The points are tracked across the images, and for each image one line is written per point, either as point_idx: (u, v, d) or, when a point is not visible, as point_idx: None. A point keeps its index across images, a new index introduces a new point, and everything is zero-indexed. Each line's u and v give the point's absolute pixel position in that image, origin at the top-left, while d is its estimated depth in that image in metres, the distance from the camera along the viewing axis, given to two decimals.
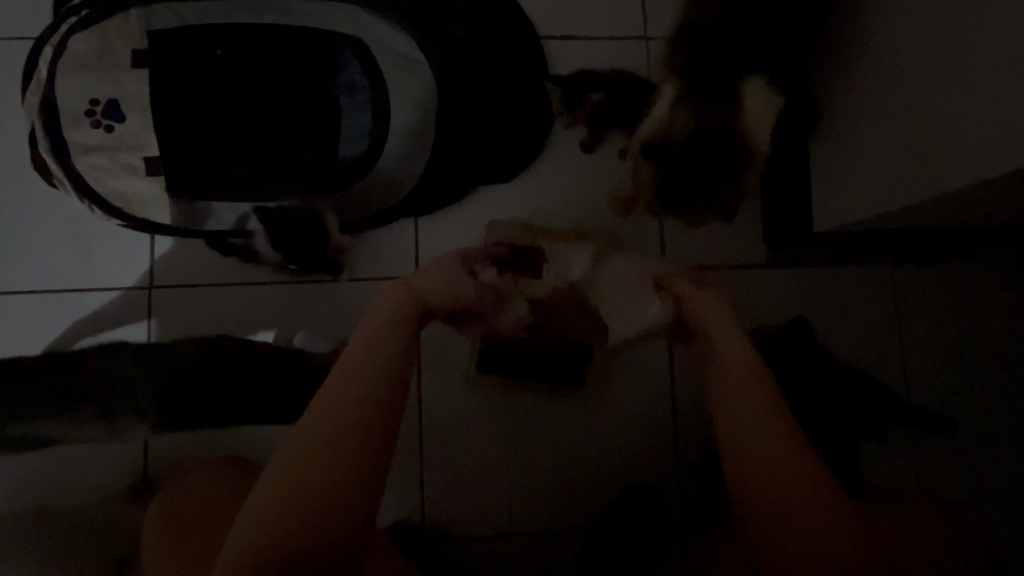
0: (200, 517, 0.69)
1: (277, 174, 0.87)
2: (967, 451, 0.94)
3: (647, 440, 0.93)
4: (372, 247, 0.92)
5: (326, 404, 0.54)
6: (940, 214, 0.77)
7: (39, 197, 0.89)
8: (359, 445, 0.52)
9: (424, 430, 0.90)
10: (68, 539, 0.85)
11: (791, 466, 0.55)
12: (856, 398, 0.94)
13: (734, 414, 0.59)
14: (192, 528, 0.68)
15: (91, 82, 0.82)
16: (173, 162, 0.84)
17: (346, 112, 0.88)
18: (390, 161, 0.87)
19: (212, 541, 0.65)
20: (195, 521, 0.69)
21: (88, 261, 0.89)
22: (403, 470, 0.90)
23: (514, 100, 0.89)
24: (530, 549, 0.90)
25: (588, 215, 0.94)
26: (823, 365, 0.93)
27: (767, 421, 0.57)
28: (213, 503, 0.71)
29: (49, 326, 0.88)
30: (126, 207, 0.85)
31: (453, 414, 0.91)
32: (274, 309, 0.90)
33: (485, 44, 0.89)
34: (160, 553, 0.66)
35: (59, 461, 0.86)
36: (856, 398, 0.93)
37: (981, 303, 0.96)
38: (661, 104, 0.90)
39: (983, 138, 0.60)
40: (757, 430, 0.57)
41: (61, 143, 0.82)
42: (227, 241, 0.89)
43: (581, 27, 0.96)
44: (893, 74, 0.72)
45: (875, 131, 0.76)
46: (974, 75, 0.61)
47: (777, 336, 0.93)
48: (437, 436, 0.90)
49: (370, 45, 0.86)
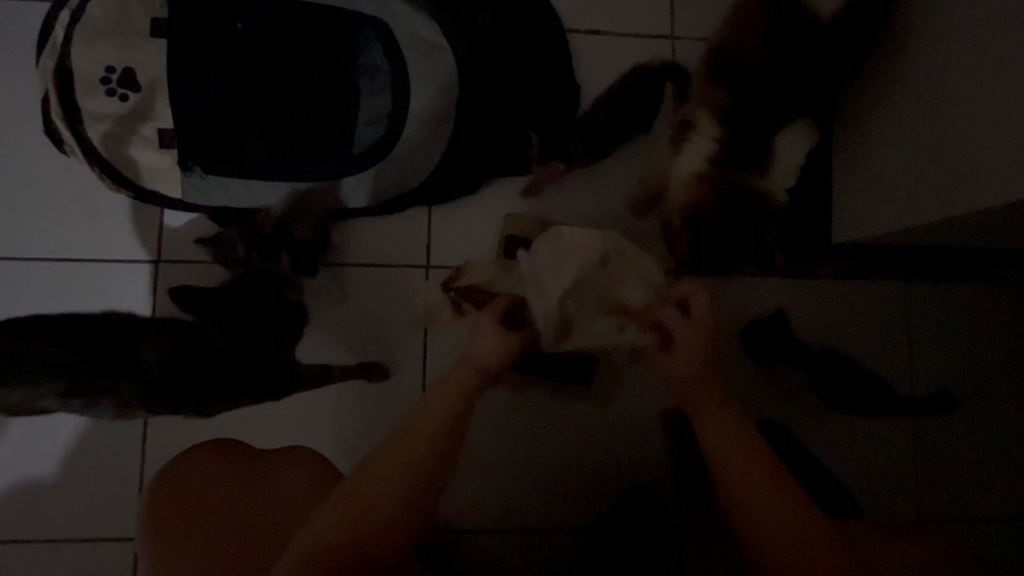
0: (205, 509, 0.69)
1: (291, 154, 0.84)
2: (969, 471, 0.94)
3: (652, 445, 0.92)
4: (382, 234, 0.90)
5: (384, 455, 0.60)
6: (961, 234, 0.76)
7: (47, 162, 0.87)
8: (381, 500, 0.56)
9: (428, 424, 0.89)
10: (61, 511, 0.84)
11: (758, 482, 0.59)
12: (852, 392, 0.93)
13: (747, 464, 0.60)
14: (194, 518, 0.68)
15: (107, 50, 0.80)
16: (187, 133, 0.83)
17: (365, 94, 0.86)
18: (409, 146, 0.85)
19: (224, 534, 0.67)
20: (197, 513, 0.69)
21: (97, 230, 0.87)
22: None
23: (536, 93, 0.88)
24: (527, 547, 0.89)
25: (606, 213, 0.92)
26: (810, 362, 0.93)
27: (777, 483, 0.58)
28: (222, 496, 0.70)
29: (52, 294, 0.86)
30: (137, 177, 0.83)
31: None
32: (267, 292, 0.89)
33: (511, 34, 0.88)
34: (166, 529, 0.68)
35: (53, 434, 0.84)
36: (848, 395, 0.93)
37: (993, 326, 0.95)
38: (696, 154, 0.90)
39: (1008, 167, 0.59)
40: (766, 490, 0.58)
41: (74, 109, 0.80)
42: (227, 216, 0.87)
43: (608, 24, 0.94)
44: (928, 89, 0.71)
45: (902, 146, 0.75)
46: (1007, 97, 0.60)
47: (761, 329, 0.93)
48: None
49: (393, 29, 0.86)
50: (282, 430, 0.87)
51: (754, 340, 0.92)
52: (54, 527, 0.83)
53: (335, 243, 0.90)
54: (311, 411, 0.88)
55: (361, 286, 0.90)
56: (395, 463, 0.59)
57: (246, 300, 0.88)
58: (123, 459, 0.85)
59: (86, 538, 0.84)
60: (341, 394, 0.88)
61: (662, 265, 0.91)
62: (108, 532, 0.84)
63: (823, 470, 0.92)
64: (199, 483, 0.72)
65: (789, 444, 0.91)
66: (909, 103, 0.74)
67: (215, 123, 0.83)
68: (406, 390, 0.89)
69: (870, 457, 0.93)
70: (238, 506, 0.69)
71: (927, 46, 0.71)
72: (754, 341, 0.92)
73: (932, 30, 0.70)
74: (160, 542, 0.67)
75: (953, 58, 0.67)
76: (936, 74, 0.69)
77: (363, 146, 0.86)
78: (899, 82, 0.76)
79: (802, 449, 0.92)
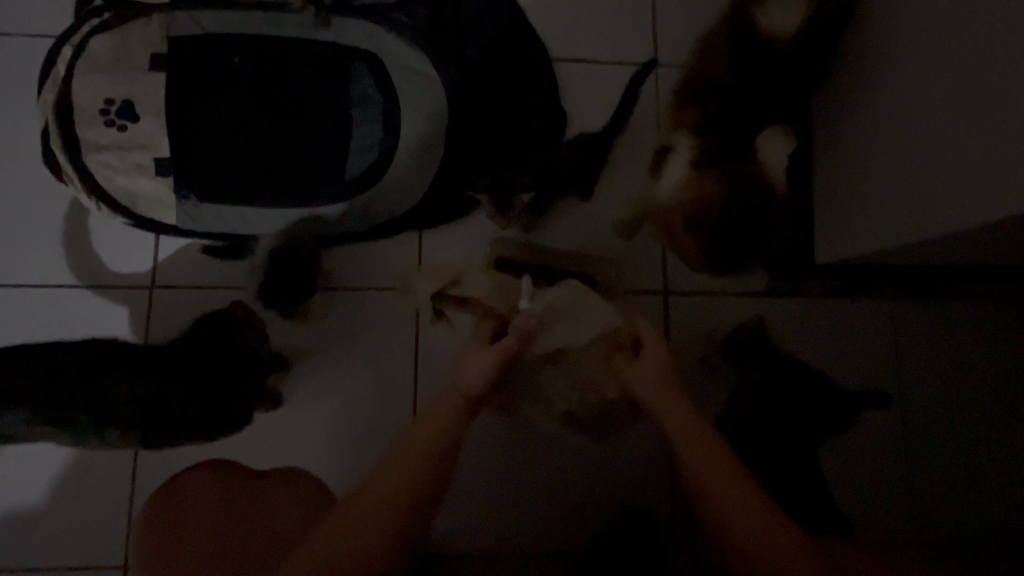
0: (199, 529, 0.71)
1: (285, 182, 0.87)
2: (965, 490, 0.93)
3: (644, 465, 0.91)
4: (373, 257, 0.92)
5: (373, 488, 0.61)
6: (942, 252, 0.78)
7: (45, 191, 0.89)
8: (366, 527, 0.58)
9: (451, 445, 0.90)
10: (49, 540, 0.83)
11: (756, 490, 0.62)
12: (823, 401, 0.93)
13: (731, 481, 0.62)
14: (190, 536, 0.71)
15: (107, 83, 0.83)
16: (184, 162, 0.85)
17: (357, 123, 0.89)
18: (399, 173, 0.88)
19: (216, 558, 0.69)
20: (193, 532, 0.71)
21: (92, 257, 0.88)
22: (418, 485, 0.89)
23: (524, 120, 0.91)
24: (520, 570, 0.88)
25: (593, 235, 0.94)
26: (785, 369, 0.93)
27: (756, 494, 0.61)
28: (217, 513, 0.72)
29: (46, 320, 0.87)
30: (133, 205, 0.85)
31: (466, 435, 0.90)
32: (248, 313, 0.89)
33: (498, 64, 0.91)
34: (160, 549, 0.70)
35: (44, 461, 0.84)
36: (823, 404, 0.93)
37: (981, 343, 0.96)
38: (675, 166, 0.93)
39: (982, 190, 0.62)
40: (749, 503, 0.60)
41: (73, 140, 0.82)
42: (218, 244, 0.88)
43: (593, 52, 0.97)
44: (903, 112, 0.73)
45: (880, 167, 0.77)
46: (977, 120, 0.62)
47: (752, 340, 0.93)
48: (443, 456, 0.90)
49: (385, 60, 0.89)
50: (273, 454, 0.87)
51: (751, 345, 0.92)
52: (42, 556, 0.83)
53: (327, 269, 0.91)
54: (304, 433, 0.88)
55: (354, 310, 0.91)
56: (381, 497, 0.60)
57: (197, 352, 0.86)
58: (113, 486, 0.85)
59: (74, 567, 0.83)
60: (335, 416, 0.89)
61: (650, 288, 0.93)
62: (95, 561, 0.83)
63: (824, 493, 0.91)
64: (199, 505, 0.73)
65: (794, 454, 0.91)
66: (885, 125, 0.76)
67: (211, 151, 0.86)
68: (398, 413, 0.89)
69: (865, 476, 0.92)
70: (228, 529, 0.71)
71: (899, 70, 0.73)
72: (745, 350, 0.92)
73: (903, 55, 0.73)
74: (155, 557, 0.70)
75: (925, 82, 0.69)
76: (910, 98, 0.72)
77: (353, 172, 0.88)
78: (875, 105, 0.78)
79: (811, 463, 0.91)
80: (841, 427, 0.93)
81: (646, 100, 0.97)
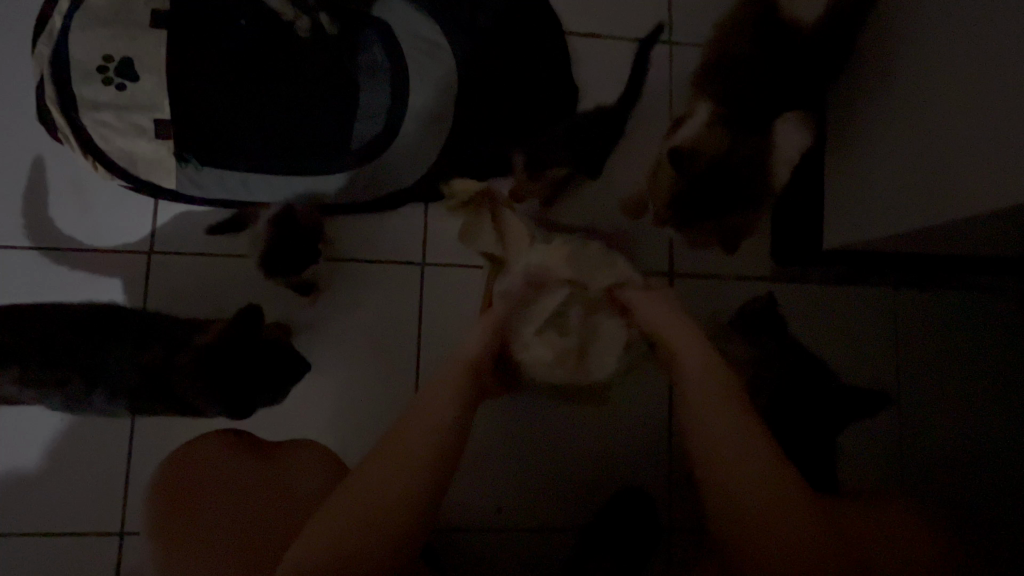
0: (200, 493, 0.69)
1: (289, 148, 0.85)
2: (955, 478, 0.95)
3: (643, 444, 0.92)
4: (380, 228, 0.90)
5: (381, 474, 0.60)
6: (949, 240, 0.78)
7: (41, 149, 0.86)
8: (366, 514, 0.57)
9: None
10: (44, 505, 0.82)
11: (757, 477, 0.62)
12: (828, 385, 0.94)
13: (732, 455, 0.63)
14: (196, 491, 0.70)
15: (106, 39, 0.80)
16: (184, 124, 0.82)
17: (364, 90, 0.86)
18: (407, 143, 0.86)
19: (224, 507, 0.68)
20: (198, 492, 0.69)
21: (88, 219, 0.86)
22: None
23: (534, 93, 0.89)
24: (517, 544, 0.89)
25: (600, 213, 0.93)
26: (794, 351, 0.94)
27: (759, 471, 0.62)
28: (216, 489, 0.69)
29: (41, 283, 0.85)
30: (132, 167, 0.82)
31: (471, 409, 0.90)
32: (252, 281, 0.88)
33: (509, 34, 0.89)
34: (164, 500, 0.69)
35: (39, 425, 0.83)
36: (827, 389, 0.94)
37: (979, 334, 0.97)
38: (694, 124, 0.88)
39: (992, 174, 0.61)
40: (750, 474, 0.62)
41: (70, 97, 0.79)
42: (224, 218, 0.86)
43: (606, 27, 0.95)
44: (916, 93, 0.72)
45: (891, 152, 0.77)
46: (990, 104, 0.62)
47: (773, 314, 0.94)
48: None
49: (393, 27, 0.87)
50: (274, 424, 0.87)
51: (771, 320, 0.94)
52: (36, 521, 0.82)
53: (331, 238, 0.89)
54: (306, 402, 0.87)
55: (359, 281, 0.89)
56: (386, 483, 0.59)
57: (242, 358, 0.81)
58: (109, 452, 0.84)
59: (69, 532, 0.82)
60: (337, 387, 0.88)
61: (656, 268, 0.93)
62: (92, 526, 0.83)
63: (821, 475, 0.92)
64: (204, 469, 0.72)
65: (793, 432, 0.91)
66: (899, 108, 0.75)
67: (213, 115, 0.83)
68: (401, 387, 0.89)
69: (861, 461, 0.94)
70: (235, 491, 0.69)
71: (914, 52, 0.73)
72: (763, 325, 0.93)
73: (918, 38, 0.72)
74: (157, 505, 0.69)
75: (940, 63, 0.69)
76: (924, 79, 0.71)
77: (360, 141, 0.86)
78: (889, 88, 0.77)
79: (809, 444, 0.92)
80: (839, 410, 0.94)
81: (658, 78, 0.95)
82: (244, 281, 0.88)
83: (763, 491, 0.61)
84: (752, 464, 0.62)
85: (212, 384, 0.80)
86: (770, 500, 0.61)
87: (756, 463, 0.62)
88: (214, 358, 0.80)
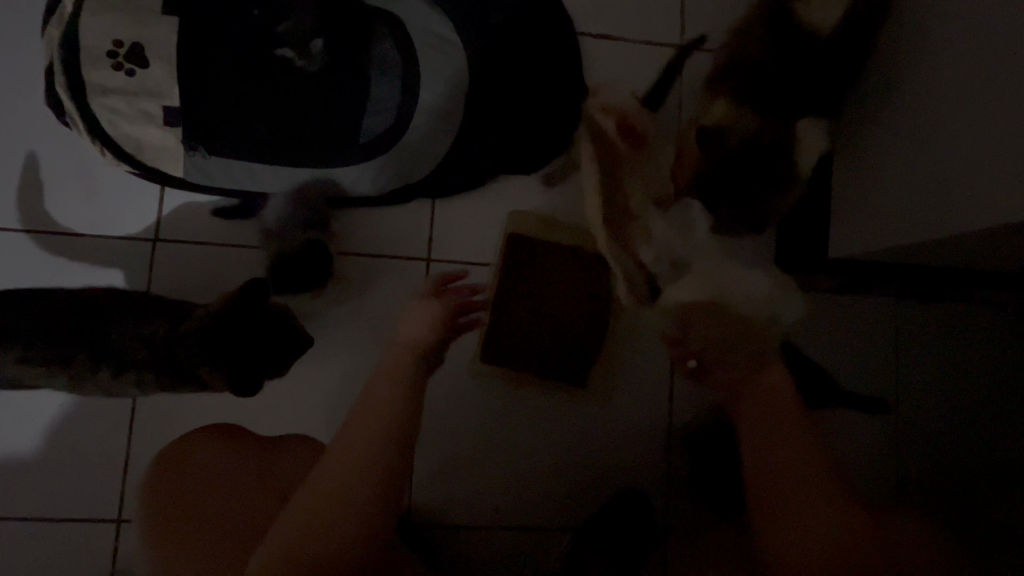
0: (199, 476, 0.70)
1: (296, 140, 0.84)
2: (951, 490, 0.95)
3: (644, 447, 0.92)
4: (387, 223, 0.90)
5: (339, 467, 0.59)
6: (954, 254, 0.78)
7: (48, 133, 0.86)
8: (320, 515, 0.56)
9: (452, 417, 0.90)
10: (41, 490, 0.82)
11: (803, 501, 0.64)
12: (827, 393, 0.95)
13: (791, 477, 0.66)
14: (194, 473, 0.70)
15: (116, 24, 0.79)
16: (192, 112, 0.82)
17: (374, 84, 0.86)
18: (416, 139, 0.86)
19: (222, 493, 0.68)
20: (197, 475, 0.70)
21: (93, 205, 0.86)
22: (429, 451, 0.89)
23: (544, 93, 0.89)
24: (513, 542, 0.89)
25: None
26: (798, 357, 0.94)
27: (809, 497, 0.65)
28: (216, 474, 0.70)
29: (45, 267, 0.85)
30: (139, 153, 0.82)
31: (475, 408, 0.90)
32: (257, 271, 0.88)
33: (522, 33, 0.89)
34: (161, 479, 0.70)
35: (38, 411, 0.83)
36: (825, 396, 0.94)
37: (981, 348, 0.97)
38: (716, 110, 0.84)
39: (997, 191, 0.61)
40: (794, 499, 0.65)
41: (78, 81, 0.78)
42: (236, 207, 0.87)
43: (618, 30, 0.95)
44: (928, 106, 0.72)
45: (900, 164, 0.77)
46: (1000, 120, 0.62)
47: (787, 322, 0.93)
48: (444, 426, 0.89)
49: (406, 22, 0.86)
50: (275, 416, 0.87)
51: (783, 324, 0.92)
52: (33, 506, 0.82)
53: (337, 233, 0.89)
54: (307, 395, 0.87)
55: (364, 275, 0.89)
56: (342, 479, 0.58)
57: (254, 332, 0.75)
58: (108, 439, 0.84)
59: (65, 519, 0.82)
60: (338, 381, 0.88)
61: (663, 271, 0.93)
62: (88, 512, 0.83)
63: None
64: (203, 455, 0.71)
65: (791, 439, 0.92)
66: (909, 121, 0.75)
67: (223, 104, 0.83)
68: None
69: (857, 471, 0.94)
70: (229, 478, 0.69)
71: (928, 65, 0.72)
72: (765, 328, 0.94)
73: (932, 51, 0.72)
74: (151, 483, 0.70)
75: (955, 76, 0.69)
76: (936, 92, 0.71)
77: (369, 135, 0.85)
78: (900, 100, 0.77)
79: None
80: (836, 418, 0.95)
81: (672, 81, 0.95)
82: (247, 271, 0.88)
83: (801, 519, 0.64)
84: (802, 493, 0.65)
85: (218, 359, 0.72)
86: (809, 524, 0.64)
87: (808, 481, 0.65)
88: (223, 330, 0.73)
